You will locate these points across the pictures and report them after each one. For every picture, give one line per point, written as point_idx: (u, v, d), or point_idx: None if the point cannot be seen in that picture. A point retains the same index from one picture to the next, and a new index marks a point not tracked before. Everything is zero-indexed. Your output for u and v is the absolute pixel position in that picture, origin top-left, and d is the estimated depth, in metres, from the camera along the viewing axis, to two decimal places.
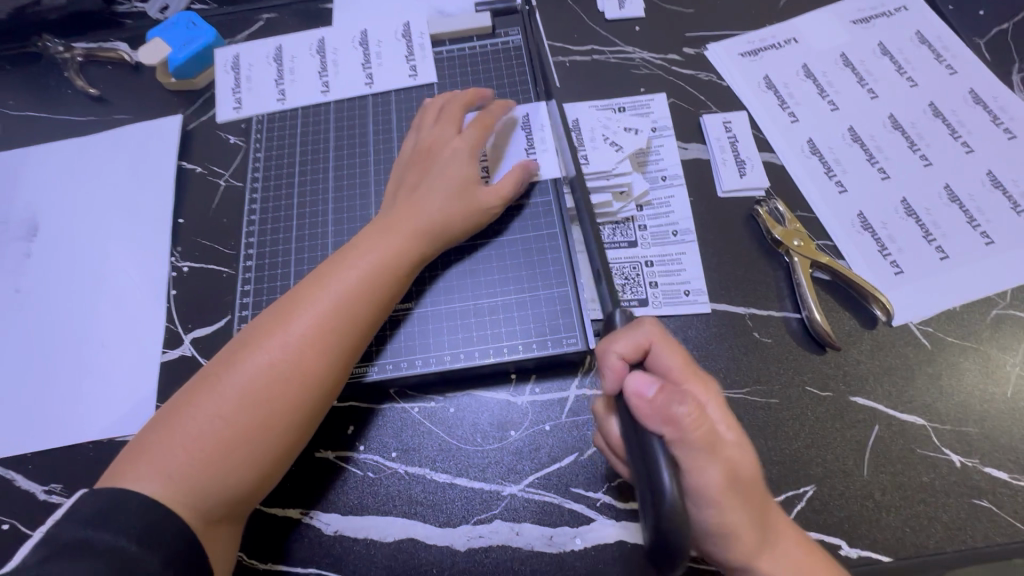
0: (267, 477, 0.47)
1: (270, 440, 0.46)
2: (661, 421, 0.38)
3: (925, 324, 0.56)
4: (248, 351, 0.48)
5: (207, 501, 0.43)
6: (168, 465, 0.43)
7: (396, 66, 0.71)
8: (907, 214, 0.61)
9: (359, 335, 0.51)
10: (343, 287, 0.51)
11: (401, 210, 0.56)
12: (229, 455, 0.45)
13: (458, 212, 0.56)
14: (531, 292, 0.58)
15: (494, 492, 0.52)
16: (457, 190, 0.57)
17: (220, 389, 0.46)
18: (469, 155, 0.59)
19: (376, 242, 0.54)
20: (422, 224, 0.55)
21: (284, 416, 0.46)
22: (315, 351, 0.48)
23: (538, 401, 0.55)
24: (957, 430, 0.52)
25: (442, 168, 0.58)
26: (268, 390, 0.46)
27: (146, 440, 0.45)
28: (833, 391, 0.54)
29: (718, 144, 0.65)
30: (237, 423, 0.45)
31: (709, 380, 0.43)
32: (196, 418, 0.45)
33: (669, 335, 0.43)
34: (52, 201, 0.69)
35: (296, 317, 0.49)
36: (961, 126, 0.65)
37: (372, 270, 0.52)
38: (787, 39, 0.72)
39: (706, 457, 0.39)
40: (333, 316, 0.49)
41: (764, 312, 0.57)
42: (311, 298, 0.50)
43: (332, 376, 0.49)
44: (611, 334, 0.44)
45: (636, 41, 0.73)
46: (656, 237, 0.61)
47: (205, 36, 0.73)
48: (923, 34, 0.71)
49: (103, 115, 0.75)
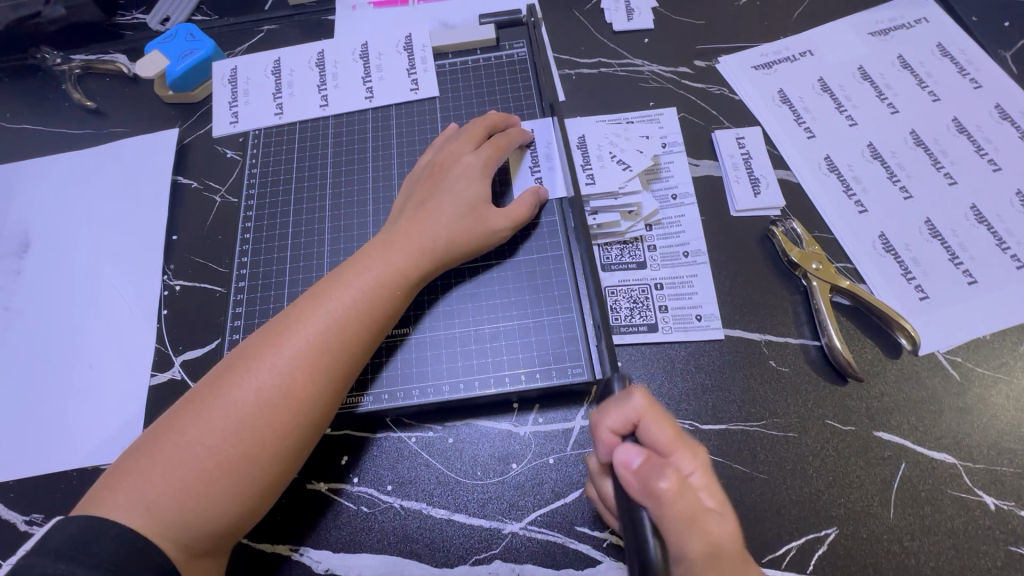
0: (251, 510, 0.44)
1: (255, 470, 0.43)
2: (645, 495, 0.35)
3: (953, 354, 0.53)
4: (238, 373, 0.45)
5: (188, 534, 0.41)
6: (148, 494, 0.41)
7: (398, 79, 0.69)
8: (932, 235, 0.58)
9: (355, 360, 0.48)
10: (342, 308, 0.48)
11: (402, 226, 0.54)
12: (211, 485, 0.42)
13: (461, 231, 0.54)
14: (535, 316, 0.55)
15: (495, 530, 0.49)
16: (463, 209, 0.55)
17: (206, 412, 0.44)
18: (480, 173, 0.56)
19: (377, 259, 0.51)
20: (422, 241, 0.53)
21: (269, 444, 0.44)
22: (307, 377, 0.45)
23: (541, 432, 0.52)
24: (990, 469, 0.48)
25: (451, 185, 0.55)
26: (255, 415, 0.44)
27: (130, 464, 0.43)
28: (856, 425, 0.50)
29: (730, 160, 0.63)
30: (220, 450, 0.43)
31: (699, 449, 0.39)
32: (180, 443, 0.43)
33: (659, 406, 0.39)
34: (46, 216, 0.68)
35: (289, 339, 0.46)
36: (987, 143, 0.62)
37: (372, 290, 0.50)
38: (802, 51, 0.70)
39: (695, 539, 0.33)
40: (326, 337, 0.47)
41: (781, 339, 0.54)
42: (307, 319, 0.47)
43: (323, 403, 0.46)
44: (601, 406, 0.40)
45: (645, 54, 0.71)
46: (666, 258, 0.59)
47: (203, 49, 0.71)
48: (945, 46, 0.68)
49: (100, 128, 0.73)
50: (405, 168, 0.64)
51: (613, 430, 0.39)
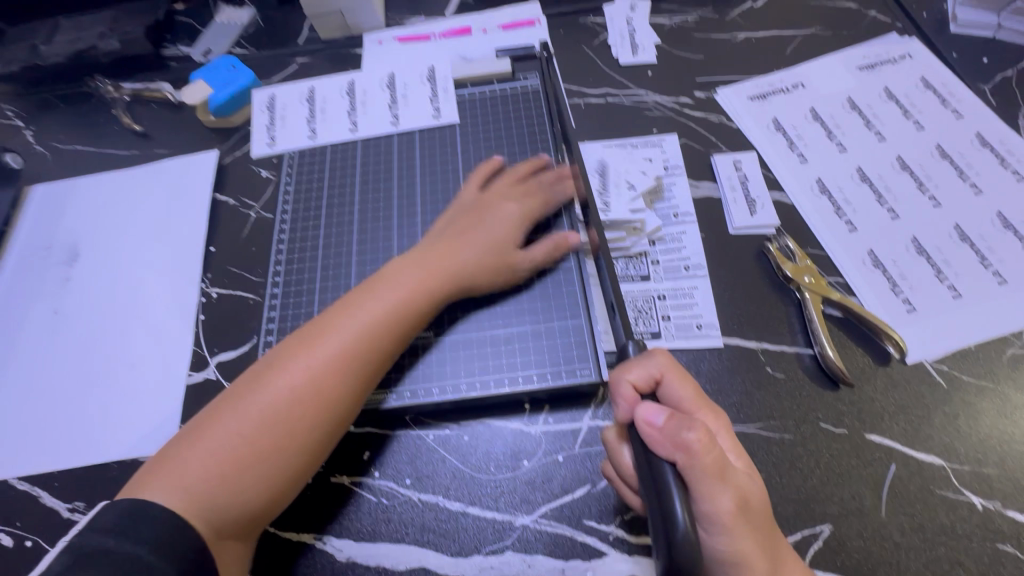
0: (278, 499, 0.47)
1: (284, 463, 0.47)
2: (669, 447, 0.38)
3: (940, 363, 0.56)
4: (274, 372, 0.49)
5: (220, 518, 0.45)
6: (186, 478, 0.45)
7: (421, 106, 0.75)
8: (918, 252, 0.62)
9: (377, 367, 0.52)
10: (363, 316, 0.53)
11: (432, 249, 0.58)
12: (244, 473, 0.46)
13: (487, 267, 0.59)
14: (546, 322, 0.59)
15: (506, 522, 0.52)
16: (494, 243, 0.60)
17: (242, 406, 0.48)
18: (516, 219, 0.62)
19: (401, 274, 0.56)
20: (449, 266, 0.57)
21: (298, 440, 0.48)
22: (335, 381, 0.49)
23: (551, 431, 0.56)
24: (977, 471, 0.51)
25: (485, 226, 0.61)
26: (287, 412, 0.48)
27: (173, 450, 0.47)
28: (848, 428, 0.53)
29: (728, 182, 0.67)
30: (254, 442, 0.47)
31: (718, 410, 0.45)
32: (219, 432, 0.47)
33: (680, 367, 0.44)
34: (94, 228, 0.73)
35: (323, 345, 0.51)
36: (969, 168, 0.67)
37: (394, 301, 0.54)
38: (794, 84, 0.75)
39: (721, 487, 0.38)
40: (356, 345, 0.51)
41: (777, 347, 0.58)
42: (337, 327, 0.52)
43: (346, 406, 0.50)
44: (622, 364, 0.44)
45: (649, 85, 0.77)
46: (668, 271, 0.63)
47: (244, 79, 0.78)
48: (928, 80, 0.74)
49: (145, 149, 0.80)
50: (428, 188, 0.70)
51: (635, 385, 0.43)
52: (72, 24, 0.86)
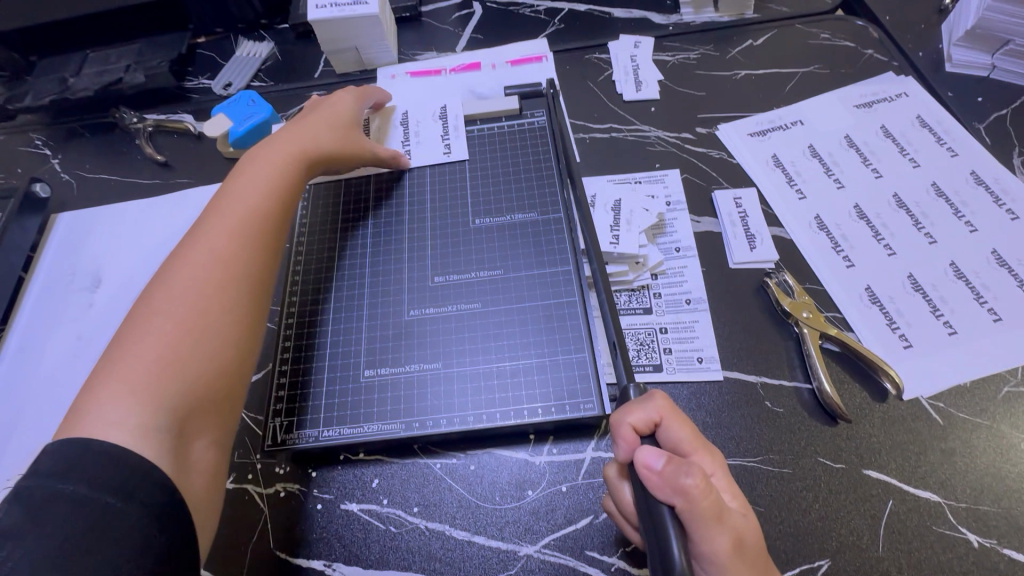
0: (220, 370, 0.51)
1: (214, 332, 0.52)
2: (669, 491, 0.40)
3: (936, 399, 0.57)
4: (175, 273, 0.54)
5: (174, 397, 0.47)
6: (125, 381, 0.47)
7: (432, 144, 0.77)
8: (914, 289, 0.63)
9: (274, 216, 0.62)
10: (240, 212, 0.60)
11: (273, 155, 0.66)
12: (180, 351, 0.50)
13: (340, 140, 0.71)
14: (551, 355, 0.61)
15: (511, 552, 0.53)
16: (332, 124, 0.72)
17: (155, 307, 0.52)
18: (335, 105, 0.74)
19: (251, 176, 0.64)
20: (308, 149, 0.68)
21: (220, 306, 0.53)
22: (238, 251, 0.57)
23: (555, 462, 0.57)
24: (973, 508, 0.52)
25: (304, 132, 0.69)
26: (203, 289, 0.53)
27: (94, 379, 0.48)
28: (846, 463, 0.55)
29: (729, 218, 0.69)
30: (179, 323, 0.51)
31: (716, 451, 0.46)
32: (139, 339, 0.50)
33: (678, 409, 0.45)
34: (116, 256, 0.76)
35: (211, 240, 0.57)
36: (964, 206, 0.68)
37: (269, 190, 0.63)
38: (793, 121, 0.78)
39: (718, 530, 0.38)
40: (239, 222, 0.59)
41: (775, 381, 0.60)
42: (223, 217, 0.59)
43: (257, 263, 0.58)
44: (624, 406, 0.46)
45: (652, 121, 0.79)
46: (670, 305, 0.65)
47: (262, 112, 0.81)
48: (924, 118, 0.76)
49: (167, 179, 0.83)
50: (437, 220, 0.72)
51: (636, 427, 0.44)
52: (100, 57, 0.90)
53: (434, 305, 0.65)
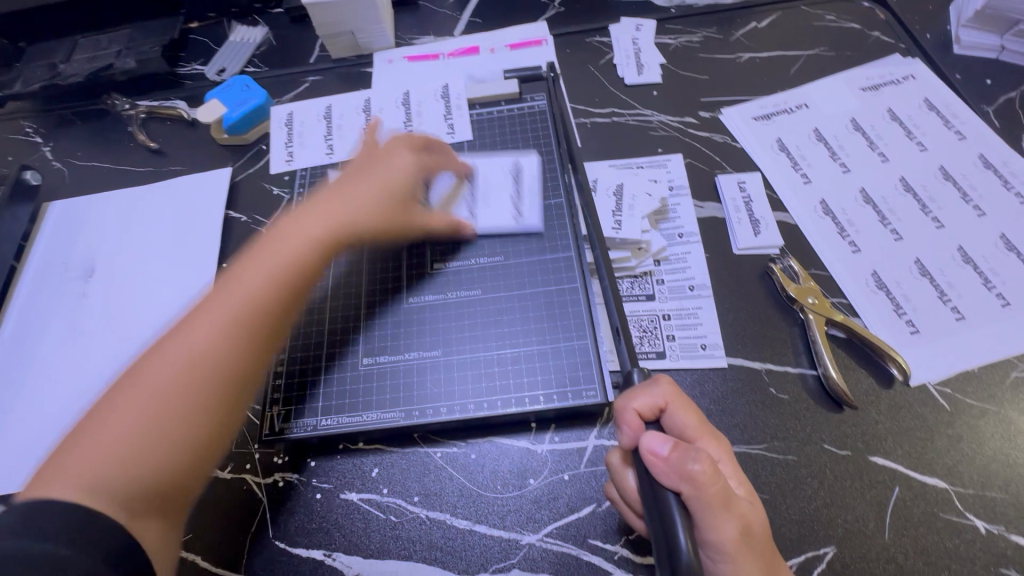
0: (183, 468, 0.47)
1: (185, 425, 0.47)
2: (676, 478, 0.39)
3: (943, 385, 0.57)
4: (166, 347, 0.51)
5: (125, 492, 0.44)
6: (80, 466, 0.44)
7: (436, 124, 0.77)
8: (921, 274, 0.62)
9: (278, 308, 0.54)
10: (244, 284, 0.54)
11: (315, 214, 0.60)
12: (144, 442, 0.46)
13: (378, 210, 0.62)
14: (552, 343, 0.60)
15: (513, 541, 0.53)
16: (381, 204, 0.62)
17: (137, 387, 0.48)
18: (405, 161, 0.65)
19: (275, 242, 0.58)
20: (340, 214, 0.60)
21: (197, 397, 0.48)
22: (224, 334, 0.51)
23: (557, 450, 0.56)
24: (980, 495, 0.51)
25: (376, 181, 0.63)
26: (185, 372, 0.49)
27: (65, 448, 0.45)
28: (852, 450, 0.54)
29: (732, 203, 0.68)
30: (149, 412, 0.47)
31: (720, 436, 0.46)
32: (108, 417, 0.47)
33: (684, 394, 0.45)
34: (109, 244, 0.75)
35: (206, 313, 0.52)
36: (972, 190, 0.67)
37: (281, 262, 0.56)
38: (798, 104, 0.76)
39: (724, 517, 0.38)
40: (242, 302, 0.53)
41: (781, 368, 0.59)
42: (227, 292, 0.53)
43: (234, 386, 0.50)
44: (628, 391, 0.45)
45: (654, 105, 0.78)
46: (673, 291, 0.64)
47: (257, 98, 0.80)
48: (931, 101, 0.74)
49: (160, 166, 0.82)
50: None
51: (640, 413, 0.44)
52: (91, 43, 0.88)
53: (434, 292, 0.64)
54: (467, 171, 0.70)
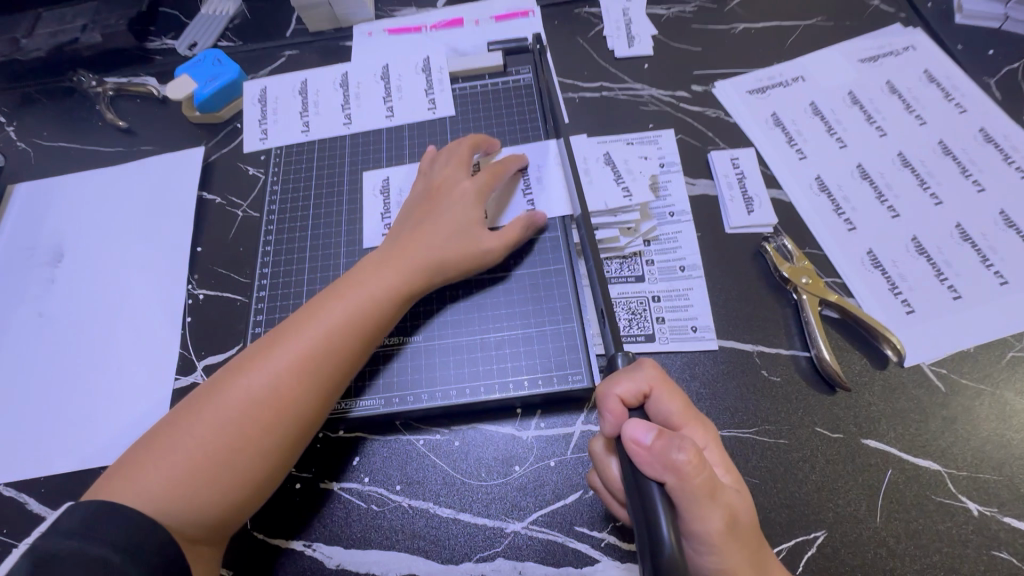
0: (239, 507, 0.47)
1: (245, 468, 0.47)
2: (659, 467, 0.37)
3: (938, 366, 0.55)
4: (239, 376, 0.49)
5: (185, 522, 0.44)
6: (144, 484, 0.44)
7: (417, 100, 0.73)
8: (918, 252, 0.60)
9: (346, 360, 0.52)
10: (320, 325, 0.51)
11: (400, 245, 0.57)
12: (205, 474, 0.45)
13: (455, 250, 0.57)
14: (537, 326, 0.58)
15: (497, 529, 0.51)
16: (459, 230, 0.58)
17: (206, 412, 0.48)
18: (475, 195, 0.60)
19: (370, 277, 0.55)
20: (417, 259, 0.56)
21: (258, 439, 0.47)
22: (297, 378, 0.49)
23: (543, 436, 0.55)
24: (974, 477, 0.50)
25: (449, 209, 0.59)
26: (248, 412, 0.47)
27: (137, 455, 0.46)
28: (844, 433, 0.53)
29: (725, 180, 0.66)
30: (211, 444, 0.46)
31: (707, 423, 0.44)
32: (179, 437, 0.47)
33: (669, 379, 0.43)
34: (79, 228, 0.72)
35: (283, 347, 0.50)
36: (972, 164, 0.65)
37: (362, 304, 0.53)
38: (795, 77, 0.73)
39: (711, 508, 0.37)
40: (317, 344, 0.50)
41: (772, 350, 0.57)
42: (304, 329, 0.51)
43: (298, 432, 0.49)
44: (611, 376, 0.43)
45: (645, 79, 0.75)
46: (663, 272, 0.62)
47: (230, 73, 0.76)
48: (932, 72, 0.72)
49: (130, 146, 0.78)
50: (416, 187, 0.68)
51: (623, 399, 0.42)
52: (54, 16, 0.84)
53: None
54: (523, 163, 0.65)
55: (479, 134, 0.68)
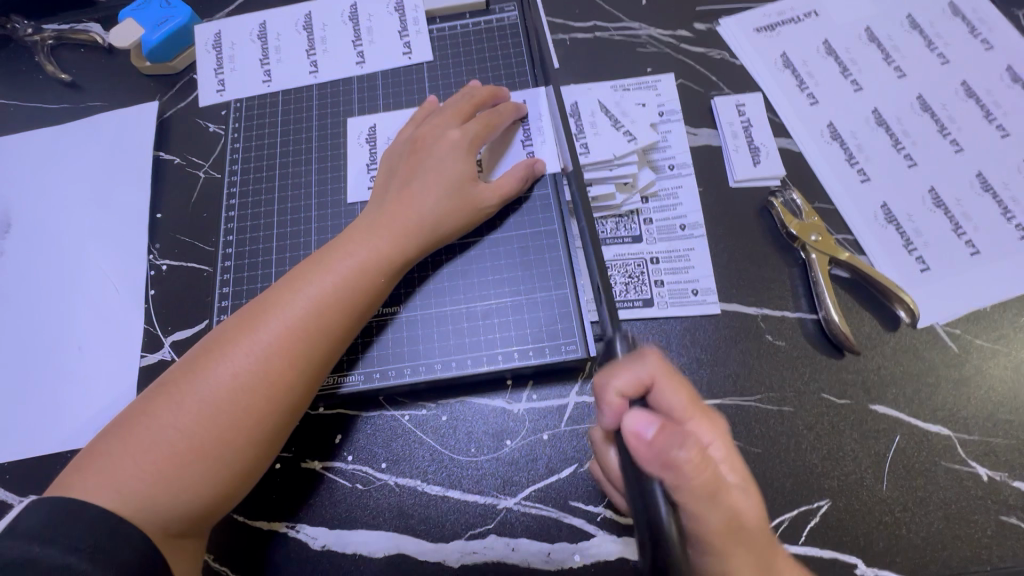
0: (226, 499, 0.43)
1: (230, 459, 0.42)
2: (658, 463, 0.34)
3: (952, 326, 0.52)
4: (219, 355, 0.44)
5: (166, 518, 0.40)
6: (117, 476, 0.40)
7: (390, 44, 0.66)
8: (935, 204, 0.56)
9: (339, 337, 0.47)
10: (307, 299, 0.47)
11: (390, 207, 0.52)
12: (184, 466, 0.41)
13: (450, 211, 0.53)
14: (528, 294, 0.54)
15: (489, 505, 0.49)
16: (450, 189, 0.53)
17: (182, 397, 0.43)
18: (467, 148, 0.55)
19: (358, 244, 0.50)
20: (411, 223, 0.51)
21: (243, 427, 0.43)
22: (284, 358, 0.44)
23: (535, 409, 0.52)
24: (985, 441, 0.48)
25: (437, 163, 0.54)
26: (231, 397, 0.43)
27: (105, 444, 0.41)
28: (852, 398, 0.50)
29: (730, 129, 0.60)
30: (191, 433, 0.41)
31: (716, 416, 0.41)
32: (154, 427, 0.42)
33: (674, 370, 0.39)
34: (26, 196, 0.66)
35: (265, 323, 0.45)
36: (996, 107, 0.60)
37: (352, 275, 0.48)
38: (806, 12, 0.67)
39: (711, 507, 0.34)
40: (307, 320, 0.46)
41: (778, 313, 0.54)
42: (290, 302, 0.46)
43: (289, 416, 0.45)
44: (608, 366, 0.39)
45: (643, 17, 0.67)
46: (662, 231, 0.57)
47: (179, 15, 0.68)
48: (957, 5, 0.65)
49: (76, 102, 0.71)
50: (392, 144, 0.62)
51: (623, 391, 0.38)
52: None
53: None
54: (521, 113, 0.59)
55: (480, 83, 0.61)
